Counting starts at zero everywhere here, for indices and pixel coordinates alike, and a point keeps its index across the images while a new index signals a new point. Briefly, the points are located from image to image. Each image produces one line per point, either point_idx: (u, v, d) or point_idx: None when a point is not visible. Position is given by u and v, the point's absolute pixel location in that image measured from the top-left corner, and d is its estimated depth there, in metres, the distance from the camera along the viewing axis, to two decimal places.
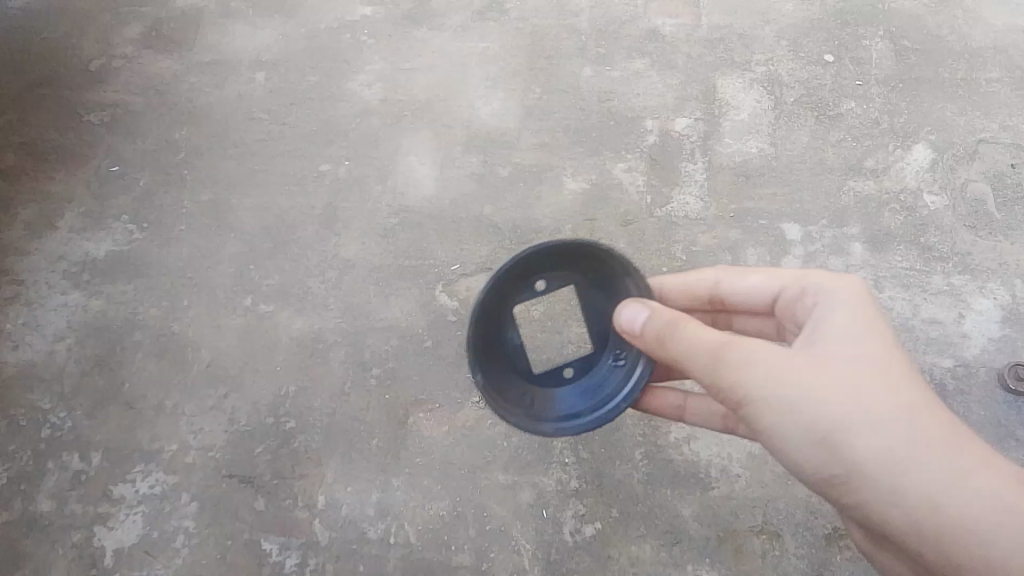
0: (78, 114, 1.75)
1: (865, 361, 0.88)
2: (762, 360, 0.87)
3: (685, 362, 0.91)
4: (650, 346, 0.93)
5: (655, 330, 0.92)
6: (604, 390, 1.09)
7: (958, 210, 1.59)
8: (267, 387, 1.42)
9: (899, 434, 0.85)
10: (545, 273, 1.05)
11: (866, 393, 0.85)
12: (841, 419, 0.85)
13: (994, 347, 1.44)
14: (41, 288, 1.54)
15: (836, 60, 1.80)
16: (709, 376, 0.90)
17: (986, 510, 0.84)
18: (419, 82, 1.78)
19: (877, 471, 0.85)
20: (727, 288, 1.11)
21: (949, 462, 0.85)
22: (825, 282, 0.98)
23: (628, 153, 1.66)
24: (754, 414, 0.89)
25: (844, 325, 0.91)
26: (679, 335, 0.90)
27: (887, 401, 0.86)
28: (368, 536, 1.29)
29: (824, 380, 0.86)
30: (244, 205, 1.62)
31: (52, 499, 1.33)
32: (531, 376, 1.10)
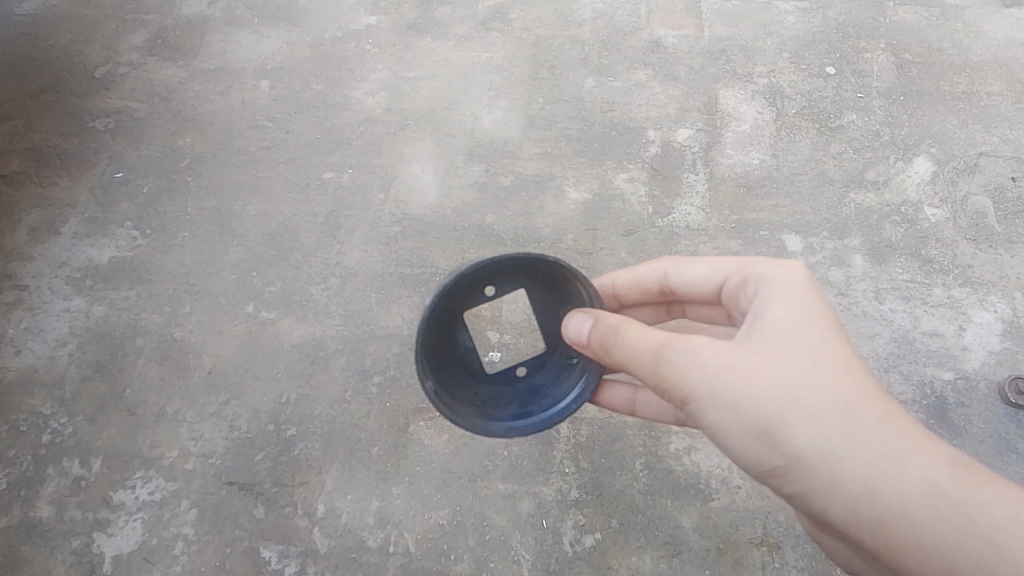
0: (83, 120, 1.76)
1: (803, 349, 0.84)
2: (698, 356, 0.85)
3: (625, 362, 0.91)
4: (598, 352, 0.94)
5: (597, 335, 0.94)
6: (554, 389, 1.10)
7: (959, 223, 1.59)
8: (268, 394, 1.42)
9: (838, 424, 0.82)
10: (495, 279, 1.03)
11: (802, 384, 0.82)
12: (776, 411, 0.82)
13: (995, 360, 1.44)
14: (44, 293, 1.54)
15: (837, 72, 1.80)
16: (649, 374, 0.89)
17: (926, 497, 0.81)
18: (423, 91, 1.79)
19: (816, 463, 0.82)
20: (675, 280, 1.09)
21: (888, 450, 0.82)
22: (768, 268, 0.95)
23: (630, 163, 1.67)
24: (695, 411, 0.87)
25: (783, 312, 0.87)
26: (620, 337, 0.90)
27: (827, 391, 0.82)
28: (367, 545, 1.29)
29: (758, 372, 0.83)
30: (247, 212, 1.63)
31: (51, 505, 1.33)
32: (482, 377, 1.10)
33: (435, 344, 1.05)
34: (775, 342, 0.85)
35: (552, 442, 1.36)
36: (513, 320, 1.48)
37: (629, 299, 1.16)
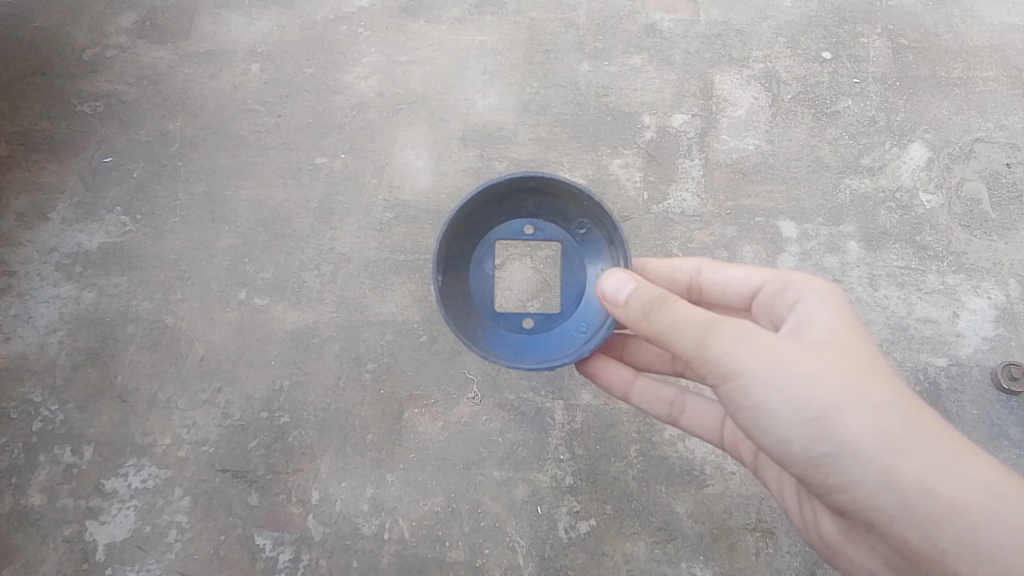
0: (70, 104, 1.73)
1: (850, 350, 0.90)
2: (754, 338, 0.88)
3: (670, 338, 0.91)
4: (635, 319, 0.94)
5: (641, 303, 0.93)
6: (551, 348, 1.15)
7: (954, 209, 1.59)
8: (261, 381, 1.41)
9: (888, 417, 0.87)
10: (536, 219, 1.19)
11: (856, 378, 0.88)
12: (832, 399, 0.86)
13: (988, 347, 1.45)
14: (33, 280, 1.52)
15: (834, 58, 1.79)
16: (694, 350, 0.89)
17: (975, 493, 0.86)
18: (416, 75, 1.77)
19: (869, 452, 0.86)
20: (708, 279, 1.14)
21: (935, 445, 0.88)
22: (808, 278, 1.01)
23: (625, 149, 1.66)
24: (741, 395, 0.89)
25: (828, 318, 0.94)
26: (668, 308, 0.91)
27: (877, 387, 0.88)
28: (362, 532, 1.29)
29: (813, 362, 0.88)
30: (238, 198, 1.61)
31: (44, 493, 1.33)
32: (491, 313, 1.18)
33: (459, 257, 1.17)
34: (824, 341, 0.91)
35: (547, 429, 1.36)
36: (507, 306, 1.47)
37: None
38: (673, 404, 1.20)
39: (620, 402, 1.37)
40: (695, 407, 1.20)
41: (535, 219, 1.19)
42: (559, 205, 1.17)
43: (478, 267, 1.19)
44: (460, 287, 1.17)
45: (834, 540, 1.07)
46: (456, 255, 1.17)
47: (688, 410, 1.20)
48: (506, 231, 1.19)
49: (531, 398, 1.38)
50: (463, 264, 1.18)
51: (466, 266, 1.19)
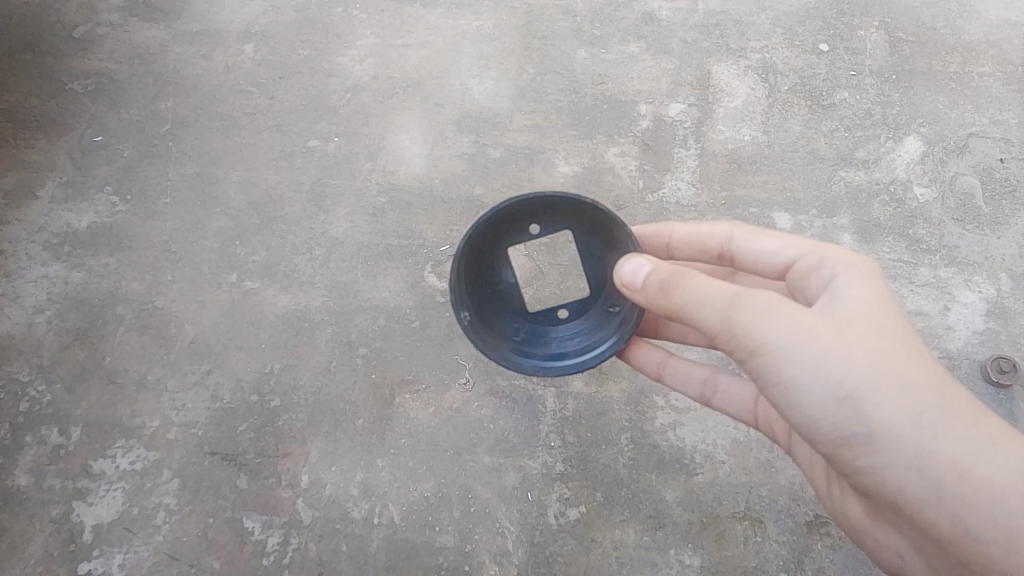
0: (61, 82, 1.71)
1: (885, 328, 0.89)
2: (786, 313, 0.87)
3: (689, 314, 0.90)
4: (652, 297, 0.93)
5: (657, 281, 0.92)
6: (592, 333, 1.16)
7: (947, 203, 1.59)
8: (251, 364, 1.40)
9: (922, 398, 0.87)
10: (538, 217, 1.15)
11: (890, 357, 0.87)
12: (866, 379, 0.86)
13: (977, 340, 1.45)
14: (21, 259, 1.50)
15: (831, 50, 1.78)
16: (714, 323, 0.89)
17: (1006, 478, 0.87)
18: (411, 59, 1.75)
19: (901, 434, 0.86)
20: (739, 246, 1.11)
21: (967, 428, 0.88)
22: (840, 254, 0.99)
23: (621, 137, 1.65)
24: (771, 372, 0.88)
25: (862, 294, 0.92)
26: (687, 283, 0.90)
27: (911, 367, 0.88)
28: (351, 516, 1.29)
29: (848, 341, 0.87)
30: (230, 179, 1.59)
31: (31, 473, 1.32)
32: (524, 316, 1.18)
33: (475, 280, 1.16)
34: (858, 318, 0.90)
35: (538, 416, 1.35)
36: None
37: (682, 254, 1.20)
38: (705, 384, 1.21)
39: (612, 390, 1.37)
40: (728, 387, 1.20)
41: (536, 217, 1.15)
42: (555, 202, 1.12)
43: (498, 279, 1.17)
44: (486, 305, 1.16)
45: (860, 523, 1.07)
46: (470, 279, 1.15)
47: (720, 391, 1.20)
48: (514, 238, 1.16)
49: (522, 385, 1.38)
50: (481, 281, 1.16)
51: (486, 282, 1.17)
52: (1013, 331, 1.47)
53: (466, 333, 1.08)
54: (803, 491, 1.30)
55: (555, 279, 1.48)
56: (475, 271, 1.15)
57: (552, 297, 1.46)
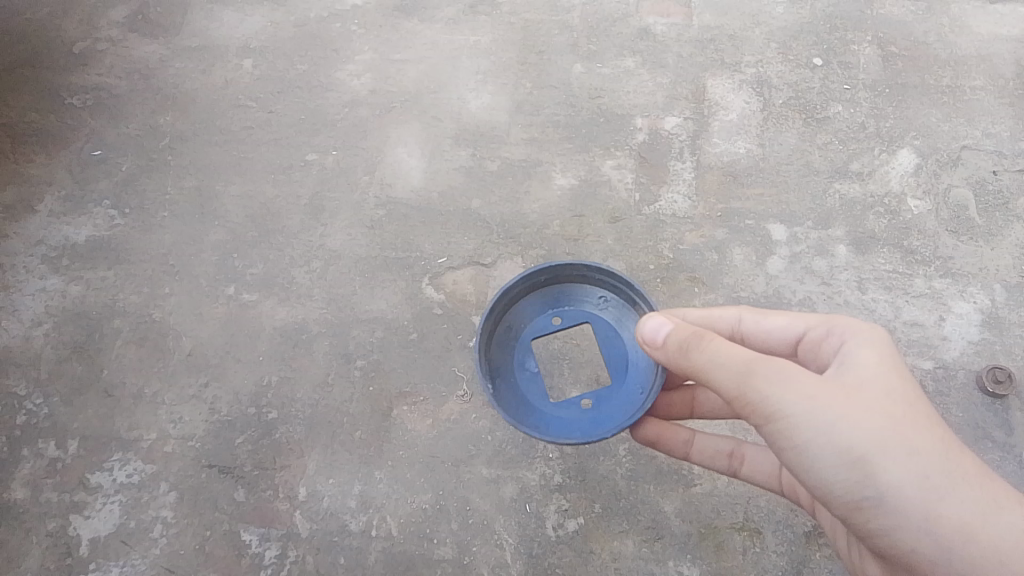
0: (61, 97, 1.72)
1: (893, 394, 0.90)
2: (796, 380, 0.88)
3: (707, 376, 0.92)
4: (672, 357, 0.96)
5: (677, 341, 0.95)
6: (617, 419, 1.13)
7: (941, 215, 1.60)
8: (249, 376, 1.41)
9: (931, 462, 0.87)
10: (558, 307, 1.24)
11: (899, 422, 0.87)
12: (874, 443, 0.86)
13: (973, 351, 1.46)
14: (19, 272, 1.51)
15: (824, 64, 1.80)
16: (729, 387, 0.90)
17: (1017, 542, 0.86)
18: (410, 74, 1.77)
19: (911, 497, 0.86)
20: (749, 327, 1.09)
21: (976, 490, 0.88)
22: (851, 323, 1.00)
23: (617, 150, 1.66)
24: (782, 436, 0.89)
25: (872, 360, 0.94)
26: (705, 344, 0.93)
27: (918, 431, 0.88)
28: (349, 528, 1.28)
29: (855, 407, 0.87)
30: (229, 193, 1.60)
31: (27, 486, 1.30)
32: (548, 405, 1.17)
33: (500, 366, 1.19)
34: (865, 383, 0.91)
35: None
36: None
37: None
38: (731, 455, 1.20)
39: None
40: (754, 455, 1.20)
41: (557, 308, 1.24)
42: (574, 286, 1.24)
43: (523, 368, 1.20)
44: (511, 393, 1.17)
45: None
46: (497, 364, 1.19)
47: (748, 460, 1.20)
48: (538, 328, 1.22)
49: None
50: (507, 369, 1.19)
51: (511, 372, 1.19)
52: (1008, 341, 1.47)
53: (492, 400, 1.07)
54: None
55: None
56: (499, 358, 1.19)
57: None
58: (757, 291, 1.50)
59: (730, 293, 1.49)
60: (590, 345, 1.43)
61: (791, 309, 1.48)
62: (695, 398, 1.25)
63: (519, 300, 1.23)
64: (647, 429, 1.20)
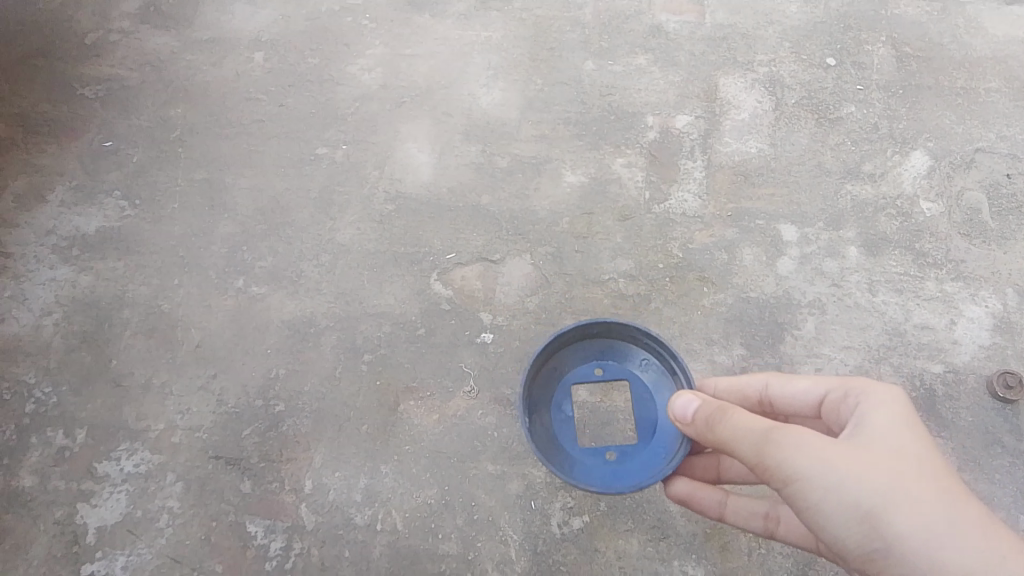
0: (73, 87, 1.72)
1: (900, 451, 0.89)
2: (804, 440, 0.89)
3: (732, 449, 0.94)
4: (701, 431, 0.97)
5: (704, 415, 0.96)
6: (638, 476, 1.12)
7: (953, 218, 1.59)
8: (256, 368, 1.41)
9: (938, 513, 0.85)
10: (603, 360, 1.24)
11: (903, 475, 0.86)
12: (879, 497, 0.85)
13: (984, 355, 1.45)
14: (29, 261, 1.51)
15: (838, 64, 1.79)
16: (752, 457, 0.91)
17: None
18: (421, 68, 1.77)
19: (918, 549, 0.84)
20: (776, 392, 1.11)
21: (986, 541, 0.83)
22: (867, 385, 1.00)
23: (628, 148, 1.66)
24: (797, 497, 0.89)
25: (883, 419, 0.94)
26: (727, 417, 0.94)
27: (924, 484, 0.86)
28: (354, 522, 1.28)
29: (861, 463, 0.87)
30: (239, 185, 1.60)
31: (35, 474, 1.31)
32: (574, 452, 1.17)
33: (537, 404, 1.20)
34: (874, 441, 0.90)
35: None
36: (506, 302, 1.47)
37: None
38: (767, 517, 1.15)
39: (617, 400, 1.38)
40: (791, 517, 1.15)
41: (601, 360, 1.24)
42: (622, 344, 1.24)
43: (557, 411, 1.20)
44: (542, 430, 1.17)
45: None
46: (535, 401, 1.20)
47: (782, 520, 1.15)
48: (579, 376, 1.23)
49: None
50: (544, 407, 1.20)
51: (545, 411, 1.20)
52: (1019, 346, 1.46)
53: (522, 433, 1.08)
54: None
55: (561, 288, 1.49)
56: (537, 396, 1.20)
57: (557, 306, 1.47)
58: (766, 291, 1.49)
59: (739, 293, 1.49)
60: None
61: (801, 310, 1.47)
62: (719, 467, 1.20)
63: (568, 344, 1.24)
64: (677, 485, 1.15)
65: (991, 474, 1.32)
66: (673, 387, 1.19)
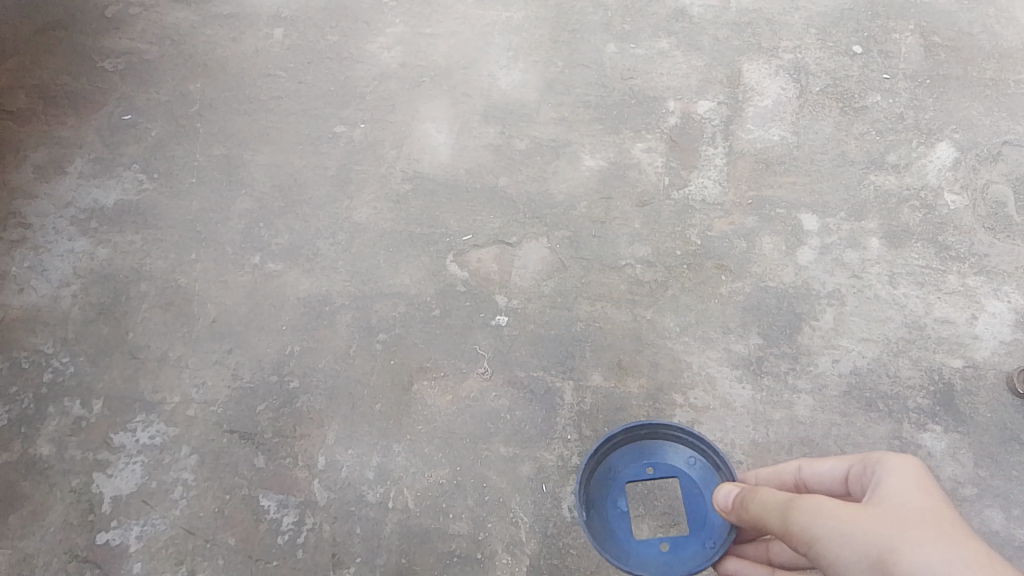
0: (93, 60, 1.72)
1: (912, 505, 0.81)
2: (814, 500, 0.84)
3: (761, 525, 0.90)
4: (739, 514, 0.95)
5: (738, 499, 0.95)
6: (691, 565, 1.15)
7: (978, 211, 1.56)
8: (271, 345, 1.41)
9: (953, 550, 0.74)
10: (652, 458, 1.27)
11: (911, 522, 0.78)
12: (885, 541, 0.77)
13: (1005, 351, 1.42)
14: (48, 232, 1.52)
15: (864, 52, 1.76)
16: (777, 528, 0.87)
17: None
18: (441, 48, 1.76)
19: None
20: (808, 477, 1.03)
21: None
22: (889, 455, 0.92)
23: (648, 133, 1.64)
24: (819, 559, 0.81)
25: (898, 480, 0.86)
26: (755, 496, 0.92)
27: (936, 528, 0.77)
28: (366, 499, 1.28)
29: (868, 516, 0.80)
30: (257, 161, 1.60)
31: (52, 443, 1.32)
32: (629, 543, 1.19)
33: (591, 500, 1.23)
34: (890, 500, 0.83)
35: (556, 409, 1.35)
36: (522, 286, 1.47)
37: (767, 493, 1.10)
38: None
39: (631, 386, 1.37)
40: None
41: (650, 458, 1.27)
42: (669, 442, 1.27)
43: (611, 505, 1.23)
44: (600, 524, 1.20)
45: None
46: (591, 498, 1.23)
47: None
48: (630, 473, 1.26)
49: (541, 377, 1.38)
50: (598, 503, 1.23)
51: (599, 506, 1.22)
52: None
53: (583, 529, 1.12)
54: None
55: (577, 273, 1.48)
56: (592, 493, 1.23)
57: (573, 291, 1.46)
58: (785, 281, 1.48)
59: (757, 282, 1.47)
60: (613, 330, 1.42)
61: (819, 301, 1.46)
62: (769, 551, 1.14)
63: (618, 445, 1.27)
64: (728, 562, 1.14)
65: (1009, 471, 1.31)
66: (720, 482, 1.22)
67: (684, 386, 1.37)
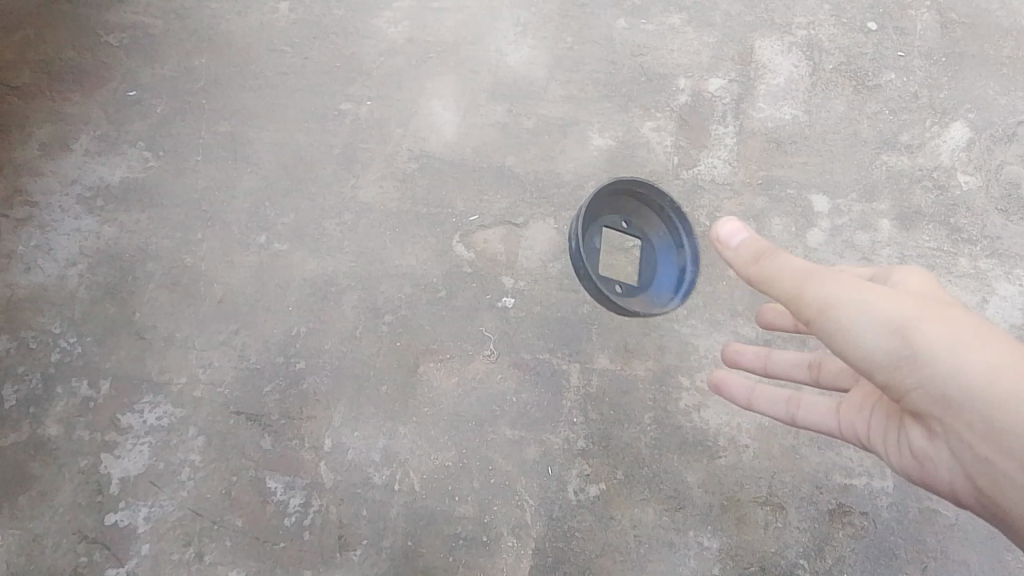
0: (96, 34, 1.70)
1: (931, 297, 0.81)
2: (836, 275, 0.80)
3: (771, 292, 0.84)
4: (744, 265, 0.88)
5: (748, 253, 0.87)
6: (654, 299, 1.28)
7: (991, 193, 1.54)
8: (278, 326, 1.41)
9: (968, 330, 0.74)
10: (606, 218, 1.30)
11: (931, 304, 0.77)
12: (907, 313, 0.75)
13: (1014, 334, 1.42)
14: (54, 211, 1.51)
15: (879, 28, 1.72)
16: (788, 294, 0.82)
17: None
18: (447, 22, 1.72)
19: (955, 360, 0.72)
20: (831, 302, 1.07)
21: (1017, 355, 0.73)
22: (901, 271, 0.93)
23: (658, 111, 1.61)
24: (829, 329, 0.78)
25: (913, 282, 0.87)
26: (776, 257, 0.85)
27: (962, 316, 0.76)
28: (373, 481, 1.29)
29: (892, 294, 0.78)
30: (262, 140, 1.59)
31: (60, 423, 1.33)
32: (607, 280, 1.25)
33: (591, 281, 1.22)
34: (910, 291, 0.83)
35: (562, 392, 1.35)
36: (528, 266, 1.46)
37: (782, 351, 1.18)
38: (789, 401, 1.11)
39: (637, 368, 1.37)
40: (811, 401, 1.07)
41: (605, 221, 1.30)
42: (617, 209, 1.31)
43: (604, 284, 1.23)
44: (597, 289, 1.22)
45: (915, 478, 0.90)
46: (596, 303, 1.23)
47: (804, 403, 1.09)
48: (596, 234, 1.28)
49: (547, 359, 1.38)
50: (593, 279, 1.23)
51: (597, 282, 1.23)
52: None
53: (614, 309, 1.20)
54: (825, 479, 1.29)
55: None
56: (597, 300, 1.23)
57: None
58: None
59: None
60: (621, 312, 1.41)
61: None
62: (766, 363, 1.19)
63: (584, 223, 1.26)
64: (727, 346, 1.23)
65: None
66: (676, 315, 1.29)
67: (691, 369, 1.37)
